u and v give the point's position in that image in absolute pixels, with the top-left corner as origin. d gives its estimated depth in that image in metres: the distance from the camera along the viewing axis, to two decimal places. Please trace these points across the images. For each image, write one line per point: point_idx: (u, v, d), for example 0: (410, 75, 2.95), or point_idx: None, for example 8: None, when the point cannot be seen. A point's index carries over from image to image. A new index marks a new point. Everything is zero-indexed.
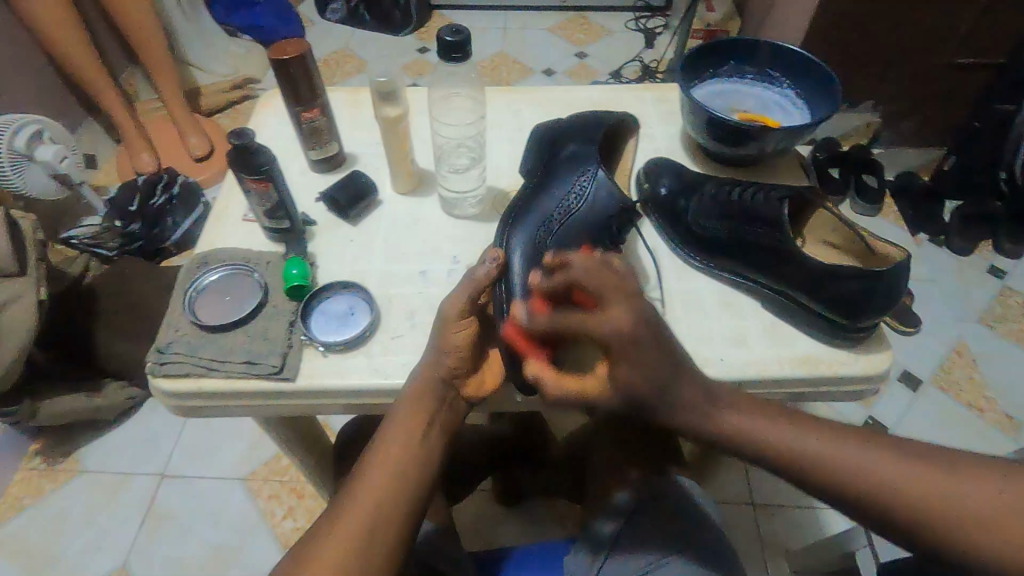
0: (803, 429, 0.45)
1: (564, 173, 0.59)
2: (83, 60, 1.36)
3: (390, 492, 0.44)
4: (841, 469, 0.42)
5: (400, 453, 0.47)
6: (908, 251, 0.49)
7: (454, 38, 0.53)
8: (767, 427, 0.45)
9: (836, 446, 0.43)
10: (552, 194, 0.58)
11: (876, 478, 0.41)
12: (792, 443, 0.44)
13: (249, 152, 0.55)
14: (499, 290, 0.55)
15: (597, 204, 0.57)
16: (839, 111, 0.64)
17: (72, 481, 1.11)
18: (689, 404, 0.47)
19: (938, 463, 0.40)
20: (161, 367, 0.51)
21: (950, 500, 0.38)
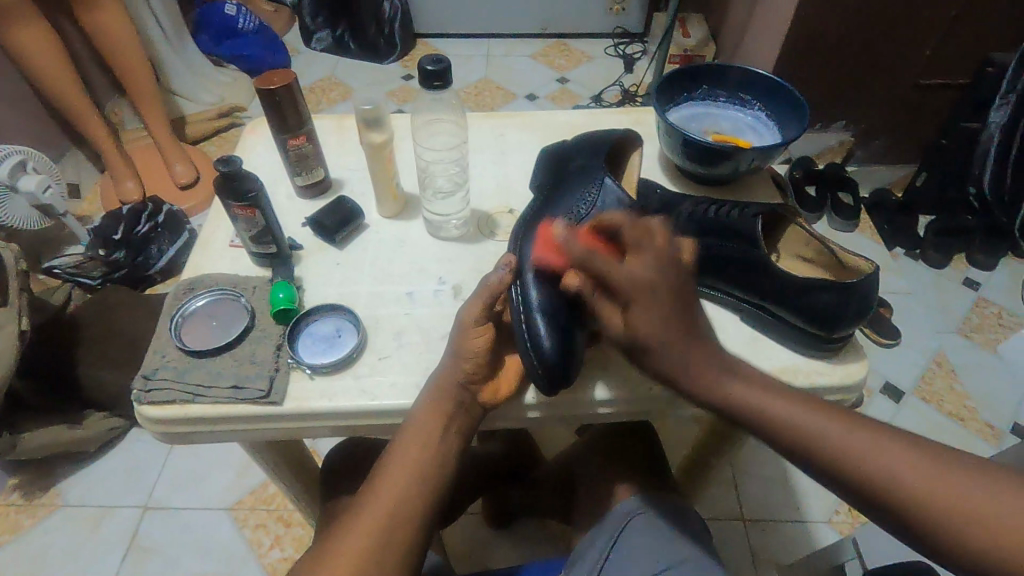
0: (808, 411, 0.45)
1: (574, 186, 0.59)
2: (68, 91, 1.37)
3: (401, 502, 0.46)
4: (842, 453, 0.42)
5: (411, 466, 0.48)
6: (876, 263, 0.51)
7: (434, 67, 0.55)
8: (775, 406, 0.46)
9: (839, 431, 0.43)
10: (562, 207, 0.59)
11: (874, 467, 0.41)
12: (795, 420, 0.45)
13: (235, 179, 0.56)
14: (514, 294, 0.55)
15: (608, 213, 0.56)
16: (808, 132, 0.67)
17: (52, 515, 1.08)
18: (702, 369, 0.48)
19: (940, 458, 0.40)
20: (147, 394, 0.51)
21: (946, 496, 0.38)
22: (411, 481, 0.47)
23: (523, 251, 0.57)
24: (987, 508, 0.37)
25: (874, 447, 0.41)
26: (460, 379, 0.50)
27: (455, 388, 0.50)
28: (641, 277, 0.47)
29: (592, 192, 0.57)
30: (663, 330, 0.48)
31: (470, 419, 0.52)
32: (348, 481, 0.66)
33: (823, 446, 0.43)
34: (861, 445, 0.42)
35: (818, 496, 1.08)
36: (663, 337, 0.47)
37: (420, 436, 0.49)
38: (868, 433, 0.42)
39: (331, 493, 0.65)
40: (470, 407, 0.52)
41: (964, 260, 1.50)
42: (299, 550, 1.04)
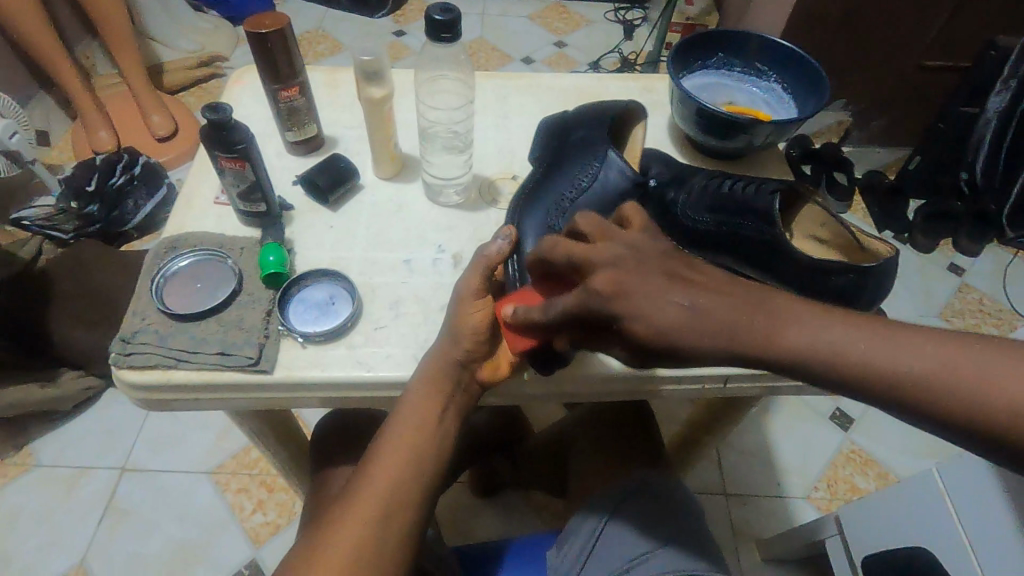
0: (890, 340, 0.35)
1: (578, 159, 0.57)
2: (34, 29, 1.28)
3: (397, 483, 0.45)
4: (949, 384, 0.33)
5: (409, 447, 0.46)
6: (895, 247, 0.50)
7: (444, 17, 0.51)
8: (855, 349, 0.35)
9: (945, 356, 0.33)
10: (563, 180, 0.56)
11: (999, 388, 0.31)
12: (884, 360, 0.34)
13: (224, 129, 0.52)
14: (511, 266, 0.53)
15: (611, 188, 0.54)
16: (826, 106, 0.64)
17: (25, 475, 1.05)
18: (735, 322, 0.37)
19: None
20: (127, 358, 0.48)
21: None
22: (409, 463, 0.46)
23: (524, 223, 0.55)
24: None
25: (997, 368, 0.32)
26: (455, 357, 0.48)
27: (450, 367, 0.48)
28: (608, 266, 0.40)
29: (597, 165, 0.55)
30: (690, 315, 0.38)
31: (468, 396, 0.50)
32: (336, 449, 0.64)
33: (920, 378, 0.33)
34: (980, 368, 0.32)
35: (799, 473, 1.09)
36: (672, 316, 0.38)
37: (418, 416, 0.47)
38: (977, 351, 0.33)
39: (322, 466, 0.63)
40: (467, 386, 0.50)
41: (950, 246, 1.51)
42: (282, 515, 1.03)
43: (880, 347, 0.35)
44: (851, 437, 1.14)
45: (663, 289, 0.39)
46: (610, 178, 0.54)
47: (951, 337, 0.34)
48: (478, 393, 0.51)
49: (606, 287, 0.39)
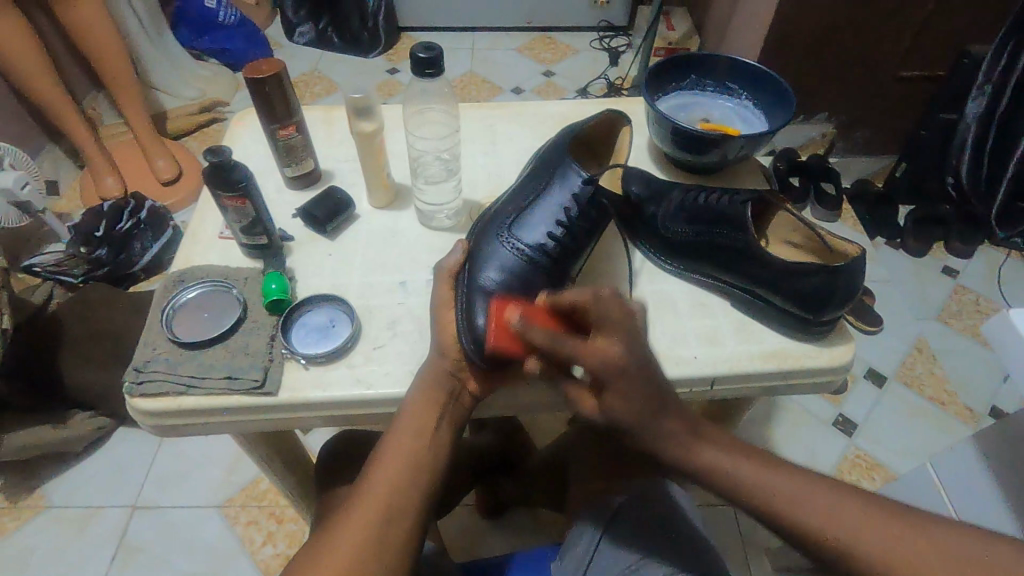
0: (775, 474, 0.47)
1: (537, 174, 0.61)
2: (45, 85, 1.35)
3: (397, 489, 0.47)
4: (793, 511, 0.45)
5: (407, 455, 0.48)
6: (862, 247, 0.52)
7: (426, 55, 0.55)
8: (750, 475, 0.47)
9: (807, 493, 0.45)
10: (520, 193, 0.61)
11: (847, 526, 0.43)
12: (782, 493, 0.46)
13: (223, 170, 0.55)
14: (466, 273, 0.55)
15: (566, 195, 0.59)
16: (793, 118, 0.68)
17: (37, 517, 1.06)
18: (674, 437, 0.49)
19: (901, 518, 0.43)
20: (139, 386, 0.50)
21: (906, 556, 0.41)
22: (407, 471, 0.47)
23: (482, 235, 0.58)
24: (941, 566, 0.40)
25: (845, 512, 0.44)
26: (447, 369, 0.52)
27: (443, 379, 0.51)
28: (613, 356, 0.45)
29: (555, 176, 0.60)
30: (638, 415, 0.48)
31: (463, 406, 0.52)
32: (340, 470, 0.66)
33: (782, 503, 0.45)
34: (824, 506, 0.44)
35: None
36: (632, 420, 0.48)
37: (415, 426, 0.49)
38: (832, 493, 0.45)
39: (327, 487, 0.65)
40: (462, 396, 0.52)
41: (942, 249, 1.53)
42: (292, 545, 1.04)
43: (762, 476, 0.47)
44: (855, 443, 1.17)
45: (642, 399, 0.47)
46: (567, 186, 0.59)
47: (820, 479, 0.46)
48: (474, 403, 0.53)
49: (605, 370, 0.45)
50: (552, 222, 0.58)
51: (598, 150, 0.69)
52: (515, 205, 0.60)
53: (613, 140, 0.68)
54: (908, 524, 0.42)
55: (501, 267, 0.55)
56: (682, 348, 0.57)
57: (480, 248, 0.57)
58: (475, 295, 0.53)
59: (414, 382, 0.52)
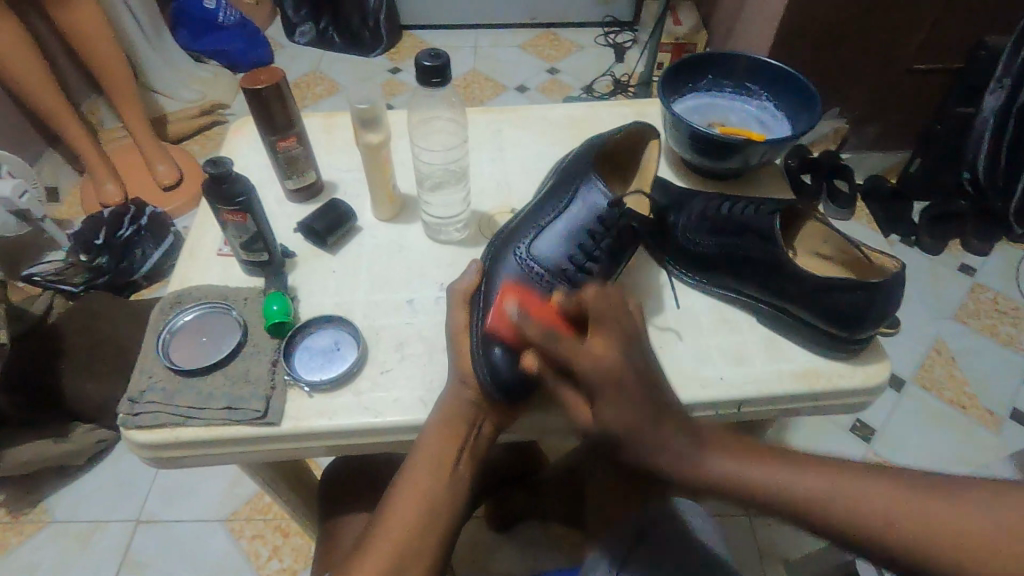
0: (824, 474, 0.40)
1: (559, 185, 0.57)
2: (41, 90, 1.32)
3: (411, 533, 0.45)
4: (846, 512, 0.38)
5: (422, 496, 0.46)
6: (902, 261, 0.49)
7: (432, 62, 0.52)
8: (761, 471, 0.42)
9: (829, 481, 0.39)
10: (541, 208, 0.57)
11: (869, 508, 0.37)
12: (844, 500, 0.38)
13: (224, 181, 0.52)
14: (480, 300, 0.52)
15: (591, 212, 0.55)
16: (819, 121, 0.64)
17: (40, 532, 1.04)
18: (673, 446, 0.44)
19: (935, 488, 0.37)
20: (135, 418, 0.48)
21: (946, 524, 0.35)
22: (423, 503, 0.46)
23: (499, 257, 0.55)
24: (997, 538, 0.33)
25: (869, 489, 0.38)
26: (466, 399, 0.49)
27: (461, 409, 0.49)
28: (609, 362, 0.44)
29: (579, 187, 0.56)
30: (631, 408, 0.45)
31: (482, 440, 0.50)
32: (347, 494, 0.64)
33: (829, 499, 0.39)
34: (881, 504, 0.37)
35: None
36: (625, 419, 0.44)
37: (431, 464, 0.47)
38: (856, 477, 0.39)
39: (334, 513, 0.62)
40: (481, 427, 0.50)
41: (959, 246, 1.49)
42: (299, 560, 1.01)
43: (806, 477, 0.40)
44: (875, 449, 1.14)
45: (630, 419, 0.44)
46: (591, 202, 0.55)
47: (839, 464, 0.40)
48: (494, 434, 0.51)
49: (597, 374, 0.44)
50: (572, 246, 0.55)
51: (619, 173, 0.64)
52: (536, 223, 0.56)
53: (642, 152, 0.63)
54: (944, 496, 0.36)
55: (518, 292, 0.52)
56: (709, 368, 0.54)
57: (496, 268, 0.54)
58: (491, 321, 0.50)
59: (430, 413, 0.49)
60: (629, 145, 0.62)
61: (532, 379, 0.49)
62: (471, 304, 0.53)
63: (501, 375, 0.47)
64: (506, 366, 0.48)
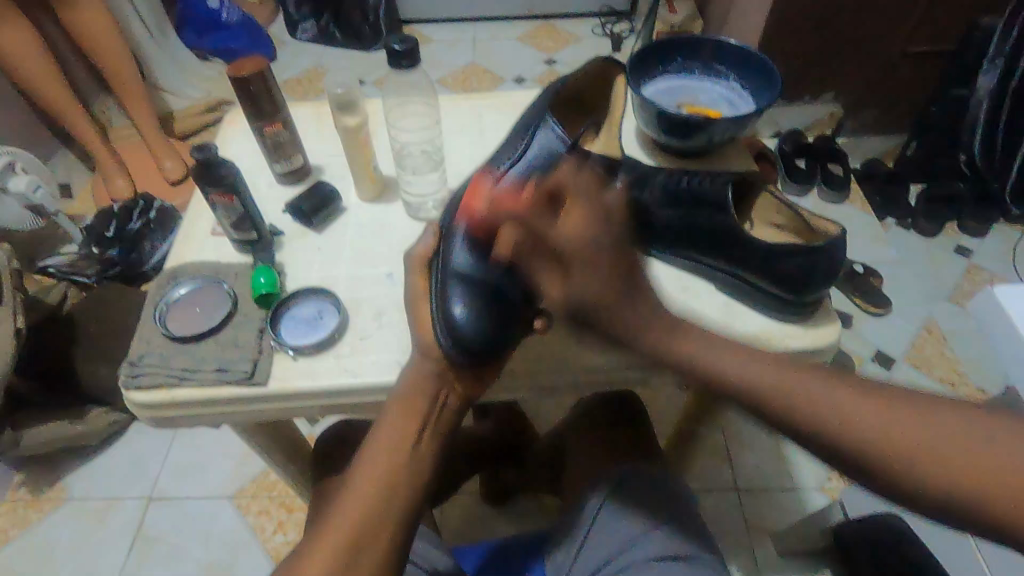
0: (809, 381, 0.43)
1: (519, 134, 0.62)
2: (53, 90, 1.38)
3: (374, 501, 0.46)
4: (821, 422, 0.40)
5: (383, 467, 0.48)
6: (841, 226, 0.53)
7: (402, 46, 0.56)
8: (754, 372, 0.45)
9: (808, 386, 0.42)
10: (502, 155, 0.61)
11: (826, 405, 0.41)
12: (829, 406, 0.41)
13: (212, 166, 0.58)
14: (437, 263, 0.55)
15: (549, 149, 0.60)
16: (779, 98, 0.67)
17: (59, 509, 1.10)
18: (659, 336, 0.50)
19: (910, 402, 0.39)
20: (134, 380, 0.52)
21: (906, 434, 0.37)
22: (390, 473, 0.47)
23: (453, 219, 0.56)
24: (959, 438, 0.36)
25: (832, 399, 0.41)
26: (432, 372, 0.51)
27: (427, 382, 0.51)
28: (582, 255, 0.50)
29: (533, 133, 0.60)
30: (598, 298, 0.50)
31: (448, 413, 0.51)
32: (340, 458, 0.68)
33: (792, 398, 0.42)
34: (853, 407, 0.40)
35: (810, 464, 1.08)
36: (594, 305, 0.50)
37: (392, 436, 0.49)
38: (816, 380, 0.43)
39: (322, 475, 0.67)
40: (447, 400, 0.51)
41: (955, 228, 1.50)
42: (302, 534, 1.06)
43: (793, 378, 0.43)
44: None
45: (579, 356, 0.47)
46: (548, 142, 0.60)
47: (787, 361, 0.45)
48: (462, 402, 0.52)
49: None
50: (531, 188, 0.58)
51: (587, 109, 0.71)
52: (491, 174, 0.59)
53: (609, 93, 0.72)
54: (897, 400, 0.39)
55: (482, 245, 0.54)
56: None
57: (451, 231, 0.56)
58: (447, 283, 0.53)
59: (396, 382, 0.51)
60: (597, 85, 0.71)
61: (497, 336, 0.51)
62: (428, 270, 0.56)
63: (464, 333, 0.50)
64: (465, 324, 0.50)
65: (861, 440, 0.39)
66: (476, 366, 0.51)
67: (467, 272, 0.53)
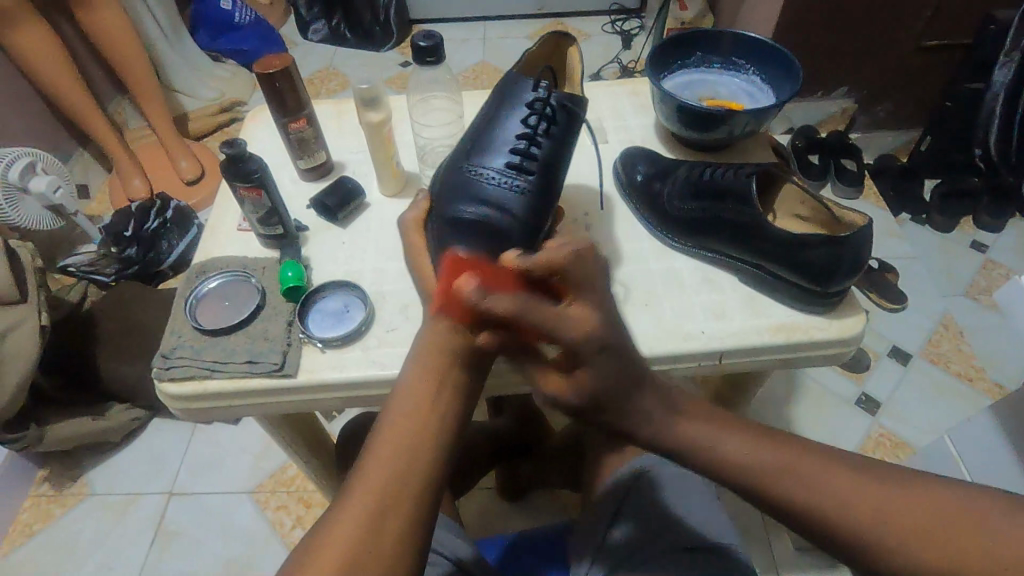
0: (787, 453, 0.47)
1: (494, 96, 0.62)
2: (71, 91, 1.39)
3: (399, 465, 0.45)
4: (803, 497, 0.45)
5: (406, 432, 0.46)
6: (868, 217, 0.53)
7: (426, 43, 0.56)
8: (730, 442, 0.49)
9: (792, 459, 0.46)
10: (480, 119, 0.61)
11: (816, 486, 0.44)
12: (819, 477, 0.45)
13: (240, 161, 0.58)
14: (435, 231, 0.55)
15: (523, 103, 0.59)
16: (801, 90, 0.67)
17: (81, 504, 1.12)
18: (650, 415, 0.51)
19: (880, 473, 0.44)
20: (166, 371, 0.53)
21: (896, 502, 0.42)
22: (410, 437, 0.46)
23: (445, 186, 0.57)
24: (943, 506, 0.41)
25: (820, 468, 0.45)
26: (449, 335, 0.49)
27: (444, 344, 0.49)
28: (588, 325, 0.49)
29: (508, 92, 0.60)
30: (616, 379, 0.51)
31: (467, 375, 0.50)
32: None
33: (769, 467, 0.46)
34: (828, 481, 0.44)
35: None
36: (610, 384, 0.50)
37: (413, 400, 0.48)
38: (812, 458, 0.46)
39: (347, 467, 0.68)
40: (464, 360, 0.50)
41: (971, 223, 1.49)
42: None
43: (763, 454, 0.47)
44: (879, 421, 1.15)
45: (615, 376, 0.50)
46: (523, 95, 0.59)
47: (775, 438, 0.48)
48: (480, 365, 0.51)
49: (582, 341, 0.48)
50: (513, 142, 0.58)
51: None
52: (473, 139, 0.59)
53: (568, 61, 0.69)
54: (891, 477, 0.44)
55: (477, 203, 0.55)
56: (690, 324, 0.58)
57: (443, 194, 0.57)
58: (446, 245, 0.53)
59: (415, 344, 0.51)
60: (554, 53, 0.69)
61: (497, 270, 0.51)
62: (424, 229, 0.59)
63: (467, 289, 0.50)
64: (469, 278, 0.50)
65: (848, 515, 0.43)
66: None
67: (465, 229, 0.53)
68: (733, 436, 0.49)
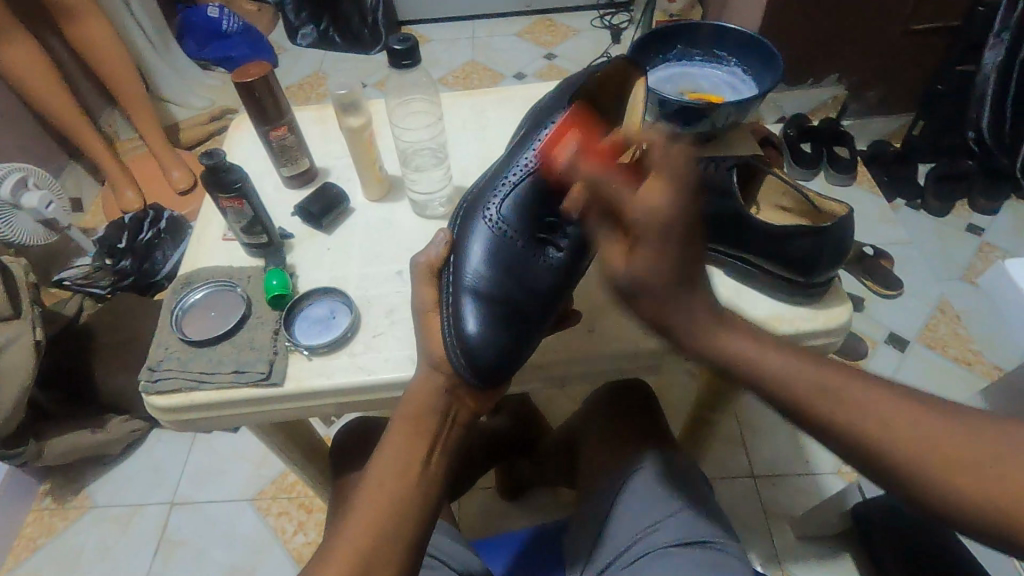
0: (844, 374, 0.41)
1: (529, 135, 0.60)
2: (59, 105, 1.39)
3: (383, 526, 0.45)
4: (853, 421, 0.39)
5: (390, 491, 0.46)
6: (849, 205, 0.53)
7: (402, 46, 0.56)
8: (779, 360, 0.43)
9: (849, 384, 0.41)
10: (511, 160, 0.59)
11: (869, 412, 0.39)
12: (873, 407, 0.39)
13: (220, 172, 0.58)
14: (447, 275, 0.55)
15: (561, 154, 0.57)
16: (782, 79, 0.67)
17: (83, 517, 1.12)
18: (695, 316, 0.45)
19: (947, 411, 0.38)
20: (153, 384, 0.53)
21: (958, 441, 0.36)
22: (395, 497, 0.46)
23: (463, 232, 0.57)
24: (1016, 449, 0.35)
25: (876, 398, 0.39)
26: (440, 388, 0.50)
27: (435, 399, 0.49)
28: (658, 208, 0.44)
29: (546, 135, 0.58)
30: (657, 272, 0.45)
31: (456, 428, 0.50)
32: (357, 457, 0.69)
33: (815, 386, 0.41)
34: (886, 410, 0.39)
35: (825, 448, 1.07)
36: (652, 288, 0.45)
37: (399, 459, 0.47)
38: (863, 382, 0.40)
39: (342, 474, 0.68)
40: (455, 416, 0.51)
41: (966, 206, 1.49)
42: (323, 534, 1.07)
43: (810, 367, 0.42)
44: None
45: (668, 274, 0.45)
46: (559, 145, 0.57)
47: (819, 358, 0.43)
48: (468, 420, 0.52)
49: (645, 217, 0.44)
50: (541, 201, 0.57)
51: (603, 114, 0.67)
52: (496, 182, 0.58)
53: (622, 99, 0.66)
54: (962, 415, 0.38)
55: (492, 260, 0.55)
56: None
57: (465, 250, 0.55)
58: (460, 296, 0.53)
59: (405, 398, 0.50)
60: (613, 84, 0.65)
61: (508, 356, 0.51)
62: (437, 279, 0.55)
63: (475, 351, 0.50)
64: (477, 341, 0.50)
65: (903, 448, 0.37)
66: (489, 385, 0.51)
67: (479, 286, 0.53)
68: (779, 354, 0.44)
